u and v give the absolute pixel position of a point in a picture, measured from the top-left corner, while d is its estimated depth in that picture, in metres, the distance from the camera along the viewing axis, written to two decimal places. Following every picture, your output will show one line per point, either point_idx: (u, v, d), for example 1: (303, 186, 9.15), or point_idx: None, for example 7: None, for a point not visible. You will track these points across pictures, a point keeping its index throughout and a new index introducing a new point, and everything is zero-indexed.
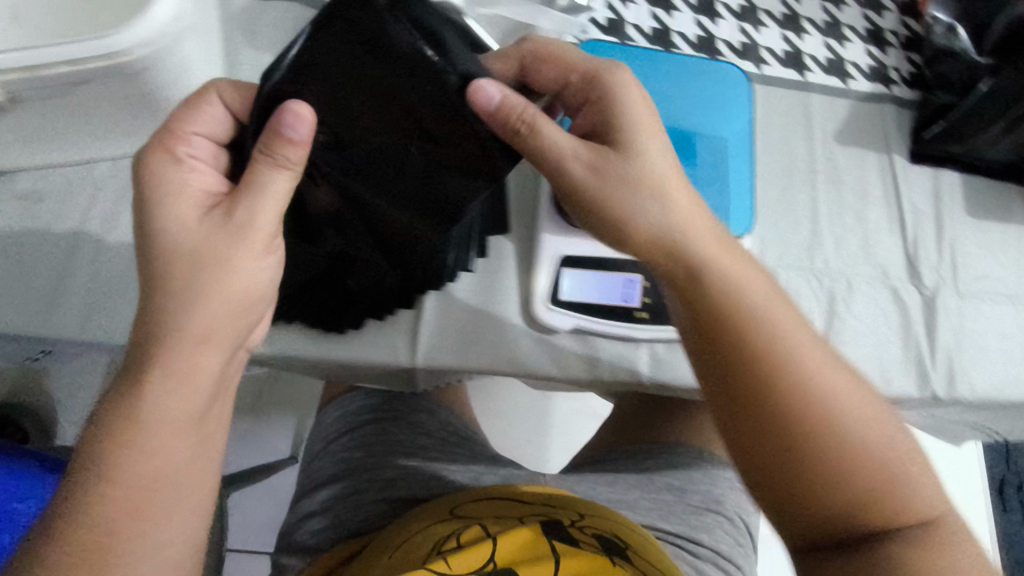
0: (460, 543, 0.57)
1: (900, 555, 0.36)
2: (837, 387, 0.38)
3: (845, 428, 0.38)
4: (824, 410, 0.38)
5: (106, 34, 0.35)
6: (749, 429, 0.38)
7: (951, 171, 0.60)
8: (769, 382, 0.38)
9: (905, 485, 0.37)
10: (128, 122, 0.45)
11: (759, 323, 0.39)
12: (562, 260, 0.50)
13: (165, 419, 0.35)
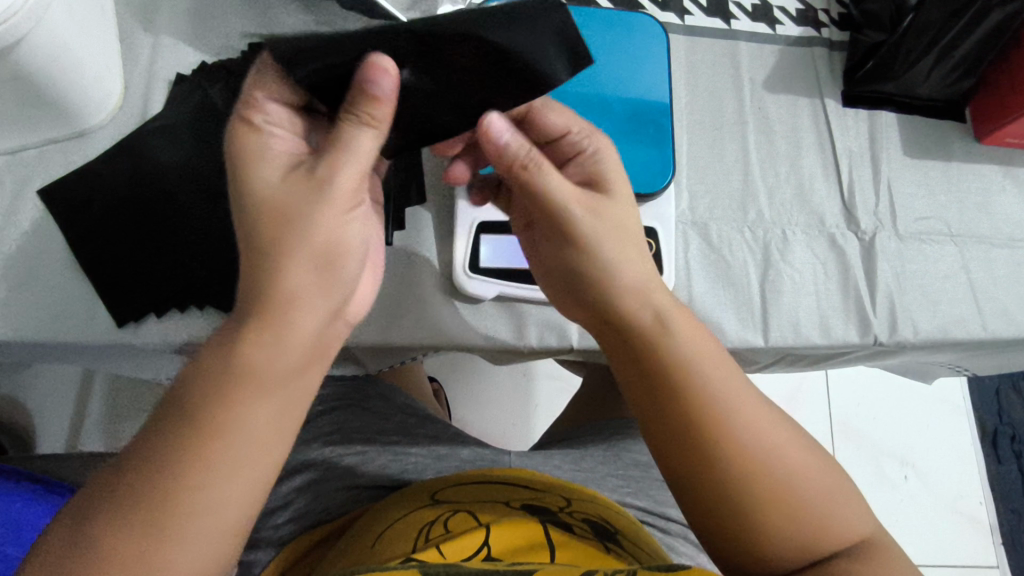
0: (450, 532, 0.55)
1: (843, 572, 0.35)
2: (771, 432, 0.38)
3: (780, 471, 0.37)
4: (759, 457, 0.37)
5: None
6: (690, 473, 0.37)
7: (887, 111, 0.58)
8: (708, 433, 0.37)
9: (840, 519, 0.37)
10: (16, 111, 0.43)
11: (694, 370, 0.38)
12: (478, 226, 0.49)
13: (262, 372, 0.31)
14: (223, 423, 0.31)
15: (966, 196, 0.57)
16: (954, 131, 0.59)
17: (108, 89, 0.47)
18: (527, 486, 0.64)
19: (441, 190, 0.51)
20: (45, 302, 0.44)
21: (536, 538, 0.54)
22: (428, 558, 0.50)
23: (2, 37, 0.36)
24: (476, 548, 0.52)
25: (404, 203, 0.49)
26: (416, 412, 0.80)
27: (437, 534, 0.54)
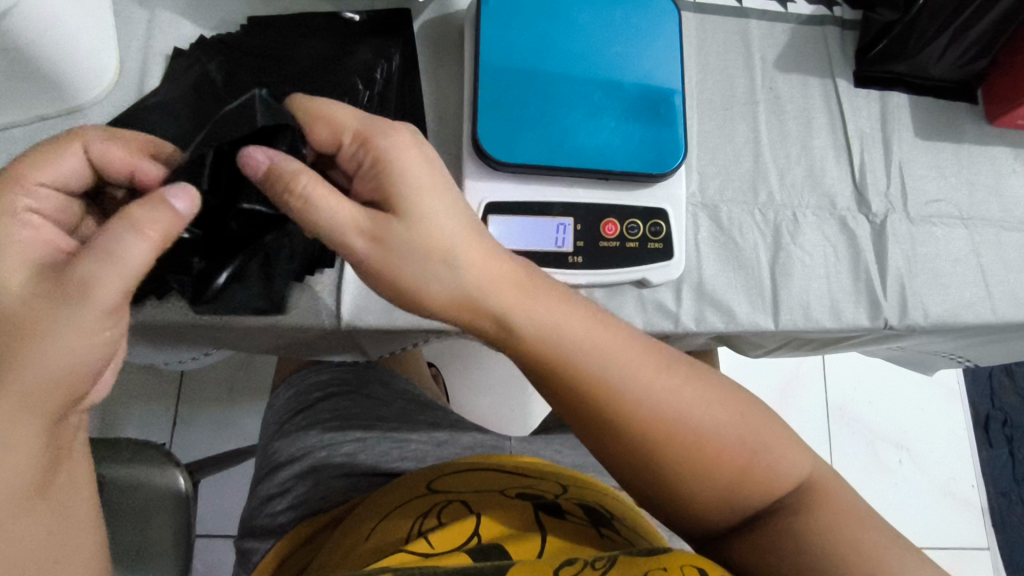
0: (441, 521, 0.54)
1: (777, 525, 0.39)
2: (690, 409, 0.38)
3: (707, 445, 0.38)
4: (685, 442, 0.38)
5: None
6: (632, 467, 0.39)
7: (899, 92, 0.57)
8: (636, 434, 0.38)
9: (766, 459, 0.39)
10: (9, 88, 0.42)
11: (605, 374, 0.37)
12: (488, 207, 0.47)
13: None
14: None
15: (978, 178, 0.57)
16: (965, 113, 0.58)
17: (100, 65, 0.45)
18: (524, 474, 0.64)
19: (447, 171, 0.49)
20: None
21: (529, 526, 0.53)
22: (417, 552, 0.49)
23: None
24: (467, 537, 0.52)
25: None
26: (417, 399, 0.79)
27: (429, 523, 0.54)
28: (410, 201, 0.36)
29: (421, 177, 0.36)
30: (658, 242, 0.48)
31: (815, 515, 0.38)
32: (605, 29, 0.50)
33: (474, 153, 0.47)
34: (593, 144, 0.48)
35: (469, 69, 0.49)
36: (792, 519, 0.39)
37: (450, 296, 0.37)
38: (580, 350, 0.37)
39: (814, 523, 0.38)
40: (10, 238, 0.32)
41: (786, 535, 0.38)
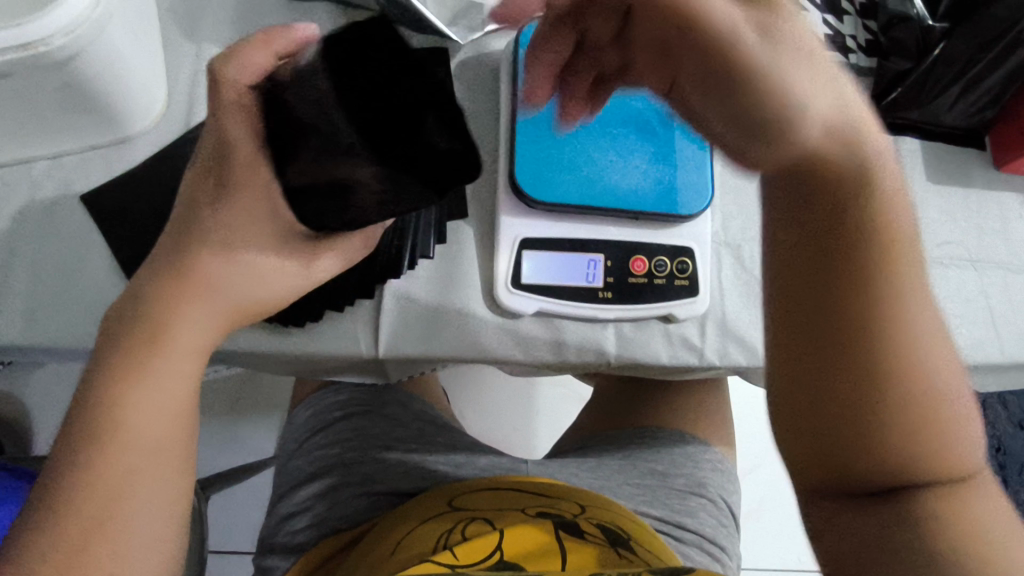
0: (465, 537, 0.56)
1: (927, 501, 0.32)
2: (945, 368, 0.32)
3: (916, 401, 0.32)
4: (909, 388, 0.31)
5: (19, 25, 0.33)
6: (808, 376, 0.33)
7: (910, 137, 0.60)
8: (857, 345, 0.32)
9: (954, 441, 0.32)
10: (66, 117, 0.43)
11: (886, 275, 0.32)
12: (522, 243, 0.49)
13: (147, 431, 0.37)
14: (121, 430, 0.36)
15: (987, 223, 0.59)
16: (974, 159, 0.61)
17: (152, 96, 0.47)
18: (543, 493, 0.65)
19: (483, 201, 0.50)
20: (76, 309, 0.44)
21: (550, 544, 0.55)
22: (443, 563, 0.52)
23: (64, 49, 0.35)
24: (490, 552, 0.54)
25: (446, 219, 0.49)
26: (433, 420, 0.80)
27: (455, 540, 0.56)
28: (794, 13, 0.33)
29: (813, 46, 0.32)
30: (684, 279, 0.50)
31: (964, 507, 0.32)
32: None
33: (509, 191, 0.49)
34: (625, 185, 0.50)
35: (504, 109, 0.51)
36: (939, 497, 0.32)
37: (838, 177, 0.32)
38: (896, 249, 0.32)
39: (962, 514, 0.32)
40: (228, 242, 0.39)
41: (932, 513, 0.32)
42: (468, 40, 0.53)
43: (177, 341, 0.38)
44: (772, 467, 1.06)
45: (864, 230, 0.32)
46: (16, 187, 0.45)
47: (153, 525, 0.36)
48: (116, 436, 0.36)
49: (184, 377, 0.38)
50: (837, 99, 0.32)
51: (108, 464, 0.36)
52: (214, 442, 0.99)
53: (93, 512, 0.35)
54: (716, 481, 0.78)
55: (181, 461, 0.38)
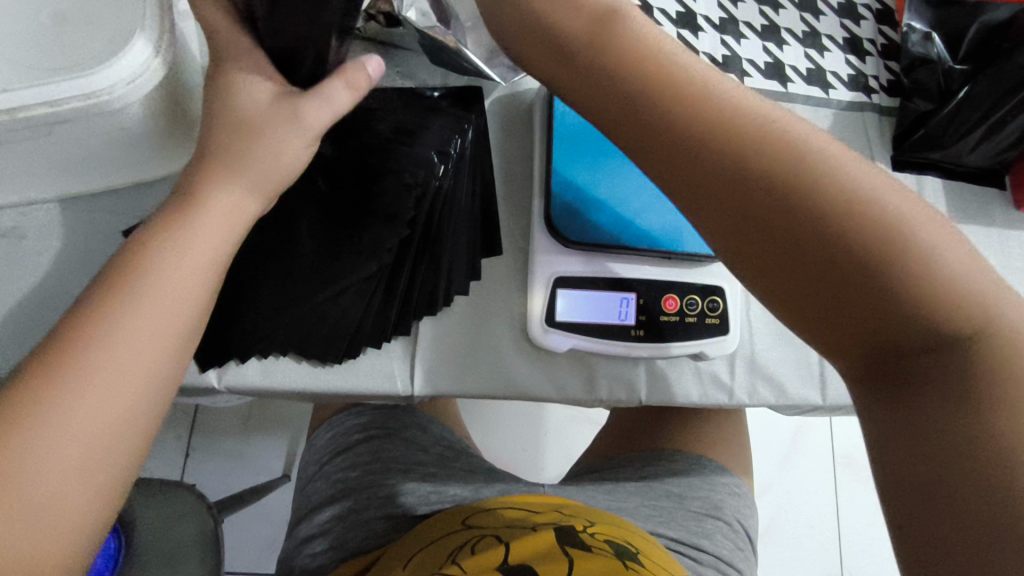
0: (474, 551, 0.56)
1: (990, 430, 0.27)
2: (878, 185, 0.30)
3: (914, 270, 0.29)
4: (861, 214, 0.29)
5: (85, 74, 0.35)
6: (809, 308, 0.30)
7: (932, 176, 0.61)
8: (827, 234, 0.29)
9: (959, 283, 0.29)
10: (115, 157, 0.43)
11: (807, 173, 0.30)
12: (556, 281, 0.49)
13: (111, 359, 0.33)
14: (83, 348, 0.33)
15: (1008, 261, 0.60)
16: (994, 197, 0.62)
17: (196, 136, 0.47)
18: (559, 512, 0.65)
19: (516, 239, 0.51)
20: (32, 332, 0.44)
21: (556, 556, 0.54)
22: None
23: (123, 96, 0.36)
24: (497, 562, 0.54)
25: (481, 256, 0.50)
26: (451, 445, 0.81)
27: (463, 556, 0.56)
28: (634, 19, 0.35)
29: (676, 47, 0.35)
30: (715, 318, 0.50)
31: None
32: None
33: (545, 230, 0.50)
34: (658, 224, 0.51)
35: (540, 147, 0.52)
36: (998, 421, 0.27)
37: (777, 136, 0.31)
38: (796, 153, 0.30)
39: None
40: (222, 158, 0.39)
41: (997, 435, 0.27)
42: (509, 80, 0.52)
43: (162, 263, 0.36)
44: (783, 489, 1.06)
45: (760, 144, 0.31)
46: (59, 224, 0.46)
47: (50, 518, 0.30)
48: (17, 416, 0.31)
49: (129, 354, 0.34)
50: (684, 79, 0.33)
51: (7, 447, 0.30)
52: (226, 461, 0.99)
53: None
54: (733, 505, 0.78)
55: (108, 448, 0.32)
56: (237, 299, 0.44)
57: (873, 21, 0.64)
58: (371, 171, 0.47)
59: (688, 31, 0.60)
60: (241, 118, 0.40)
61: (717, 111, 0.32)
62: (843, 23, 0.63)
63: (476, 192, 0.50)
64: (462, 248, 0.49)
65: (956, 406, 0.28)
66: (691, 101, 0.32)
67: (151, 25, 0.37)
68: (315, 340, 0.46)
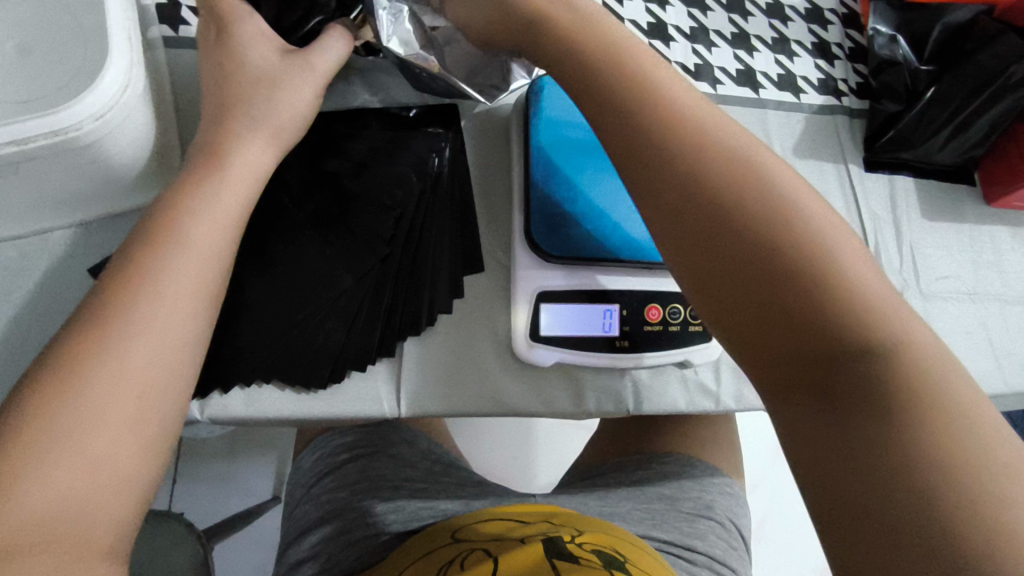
0: (464, 566, 0.56)
1: (905, 438, 0.27)
2: (809, 212, 0.33)
3: (833, 282, 0.30)
4: (781, 231, 0.32)
5: (55, 112, 0.35)
6: (737, 317, 0.32)
7: (904, 175, 0.62)
8: (754, 248, 0.31)
9: (890, 314, 0.30)
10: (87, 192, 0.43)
11: (735, 192, 0.33)
12: (540, 295, 0.49)
13: (133, 344, 0.33)
14: (99, 339, 0.33)
15: (981, 255, 0.61)
16: (965, 193, 0.63)
17: (169, 166, 0.47)
18: (550, 522, 0.65)
19: (497, 255, 0.51)
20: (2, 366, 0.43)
21: (544, 568, 0.53)
22: None
23: (94, 132, 0.36)
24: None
25: (464, 272, 0.50)
26: (441, 459, 0.80)
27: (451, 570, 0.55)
28: (626, 42, 0.40)
29: (661, 69, 0.39)
30: (698, 325, 0.51)
31: (955, 452, 0.26)
32: None
33: (527, 245, 0.50)
34: (641, 234, 0.51)
35: (516, 162, 0.52)
36: (918, 434, 0.27)
37: (739, 157, 0.34)
38: (740, 178, 0.33)
39: (962, 482, 0.26)
40: (203, 174, 0.40)
41: (909, 441, 0.27)
42: (494, 99, 0.53)
43: (174, 255, 0.36)
44: (775, 486, 1.07)
45: (714, 169, 0.34)
46: (30, 260, 0.45)
47: (108, 482, 0.30)
48: (71, 387, 0.31)
49: (171, 322, 0.35)
50: (664, 101, 0.37)
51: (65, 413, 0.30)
52: (213, 486, 0.97)
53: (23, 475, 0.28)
54: (724, 505, 0.78)
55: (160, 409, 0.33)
56: (229, 322, 0.44)
57: (840, 25, 0.65)
58: (351, 192, 0.47)
59: (659, 41, 0.61)
60: (221, 116, 0.43)
61: (687, 127, 0.36)
62: (811, 28, 0.64)
63: (454, 208, 0.51)
64: (443, 263, 0.49)
65: (861, 411, 0.28)
66: (668, 124, 0.36)
67: (120, 58, 0.36)
68: (297, 364, 0.45)
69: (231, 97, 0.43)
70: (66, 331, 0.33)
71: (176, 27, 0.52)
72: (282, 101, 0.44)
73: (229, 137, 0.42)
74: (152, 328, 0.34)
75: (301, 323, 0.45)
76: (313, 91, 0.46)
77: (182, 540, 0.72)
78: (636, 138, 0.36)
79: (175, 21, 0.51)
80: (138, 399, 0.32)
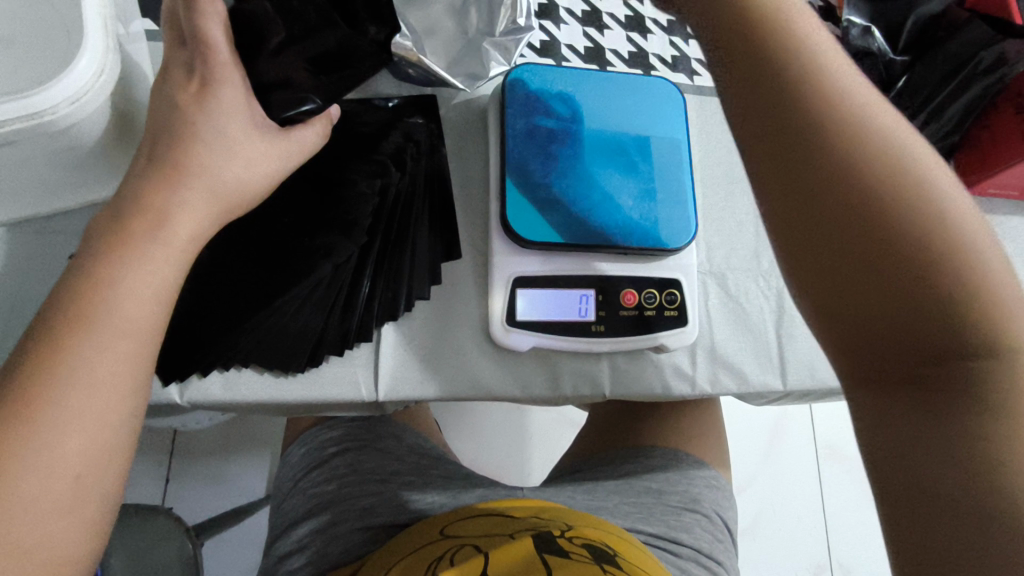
0: (454, 562, 0.56)
1: (1001, 446, 0.28)
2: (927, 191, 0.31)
3: (952, 274, 0.30)
4: (910, 215, 0.30)
5: (28, 94, 0.35)
6: (843, 306, 0.31)
7: None
8: (876, 242, 0.30)
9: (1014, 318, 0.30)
10: (67, 178, 0.44)
11: (877, 176, 0.31)
12: (515, 280, 0.50)
13: (109, 351, 0.33)
14: (76, 343, 0.33)
15: None
16: None
17: None
18: (538, 517, 0.65)
19: (474, 242, 0.52)
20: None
21: (535, 565, 0.53)
22: None
23: (67, 114, 0.37)
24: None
25: (440, 258, 0.51)
26: (429, 453, 0.81)
27: (442, 566, 0.55)
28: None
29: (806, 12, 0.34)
30: (673, 310, 0.52)
31: None
32: (628, 114, 0.55)
33: (502, 231, 0.51)
34: (616, 220, 0.52)
35: (493, 150, 0.53)
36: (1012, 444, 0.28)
37: (880, 132, 0.31)
38: (882, 159, 0.31)
39: None
40: None
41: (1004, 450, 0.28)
42: (473, 87, 0.54)
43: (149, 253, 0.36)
44: (766, 483, 1.08)
45: (853, 145, 0.31)
46: (18, 247, 0.47)
47: (80, 491, 0.31)
48: (49, 392, 0.31)
49: (122, 349, 0.34)
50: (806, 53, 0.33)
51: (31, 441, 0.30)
52: (205, 484, 0.98)
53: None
54: (711, 497, 0.78)
55: (119, 429, 0.33)
56: (209, 308, 0.44)
57: None
58: (331, 183, 0.48)
59: (637, 34, 0.62)
60: None
61: (830, 88, 0.32)
62: None
63: (432, 198, 0.51)
64: (421, 252, 0.50)
65: (961, 417, 0.29)
66: (810, 83, 0.32)
67: (93, 42, 0.37)
68: (275, 350, 0.46)
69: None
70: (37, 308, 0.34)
71: (157, 21, 0.53)
72: None
73: None
74: (127, 334, 0.34)
75: (279, 307, 0.45)
76: None
77: (170, 534, 0.73)
78: (772, 93, 0.32)
79: (156, 14, 0.53)
80: (113, 406, 0.33)
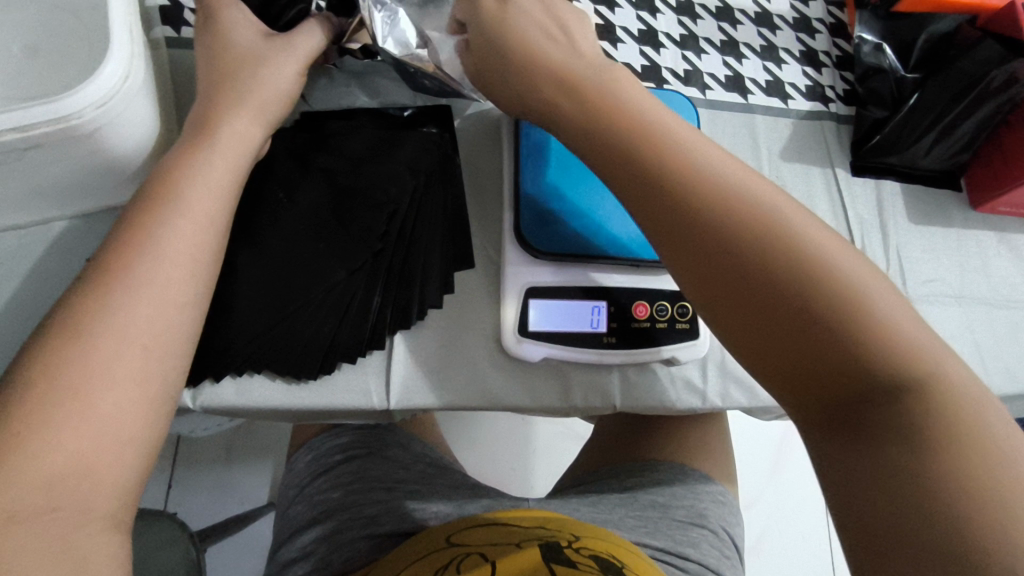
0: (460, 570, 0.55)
1: (944, 486, 0.29)
2: (787, 215, 0.36)
3: (844, 292, 0.33)
4: (832, 291, 0.33)
5: (56, 100, 0.36)
6: (782, 371, 0.33)
7: (892, 180, 0.63)
8: (799, 308, 0.33)
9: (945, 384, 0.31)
10: (87, 181, 0.44)
11: (787, 260, 0.34)
12: (528, 290, 0.50)
13: (130, 328, 0.34)
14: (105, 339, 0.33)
15: (967, 261, 0.62)
16: (950, 200, 0.64)
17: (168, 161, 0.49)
18: (543, 527, 0.65)
19: (487, 251, 0.53)
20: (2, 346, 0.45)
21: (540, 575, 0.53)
22: None
23: (93, 119, 0.38)
24: None
25: (454, 267, 0.51)
26: (434, 462, 0.81)
27: None
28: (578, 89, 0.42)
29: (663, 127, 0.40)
30: (685, 323, 0.52)
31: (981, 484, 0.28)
32: None
33: (516, 240, 0.51)
34: (629, 233, 0.52)
35: (507, 160, 0.53)
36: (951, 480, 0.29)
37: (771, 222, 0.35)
38: (783, 243, 0.34)
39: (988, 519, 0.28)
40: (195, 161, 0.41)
41: (947, 491, 0.28)
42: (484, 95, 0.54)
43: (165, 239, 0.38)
44: (769, 500, 1.07)
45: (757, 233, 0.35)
46: (33, 248, 0.47)
47: (84, 469, 0.30)
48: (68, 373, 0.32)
49: (140, 327, 0.35)
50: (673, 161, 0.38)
51: (56, 411, 0.31)
52: (208, 490, 0.97)
53: (24, 445, 0.29)
54: (717, 512, 0.78)
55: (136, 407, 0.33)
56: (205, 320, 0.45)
57: (828, 34, 0.66)
58: (346, 187, 0.48)
59: (650, 47, 0.62)
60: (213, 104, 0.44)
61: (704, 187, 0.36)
62: (799, 37, 0.66)
63: (447, 214, 0.51)
64: (435, 261, 0.50)
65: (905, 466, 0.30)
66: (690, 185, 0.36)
67: (122, 49, 0.38)
68: (289, 355, 0.46)
69: (227, 76, 0.44)
70: (60, 310, 0.34)
71: (178, 28, 0.53)
72: (271, 89, 0.45)
73: (216, 125, 0.43)
74: (148, 314, 0.35)
75: (295, 314, 0.45)
76: (292, 75, 0.47)
77: (174, 539, 0.72)
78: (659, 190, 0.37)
79: (176, 21, 0.53)
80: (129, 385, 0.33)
